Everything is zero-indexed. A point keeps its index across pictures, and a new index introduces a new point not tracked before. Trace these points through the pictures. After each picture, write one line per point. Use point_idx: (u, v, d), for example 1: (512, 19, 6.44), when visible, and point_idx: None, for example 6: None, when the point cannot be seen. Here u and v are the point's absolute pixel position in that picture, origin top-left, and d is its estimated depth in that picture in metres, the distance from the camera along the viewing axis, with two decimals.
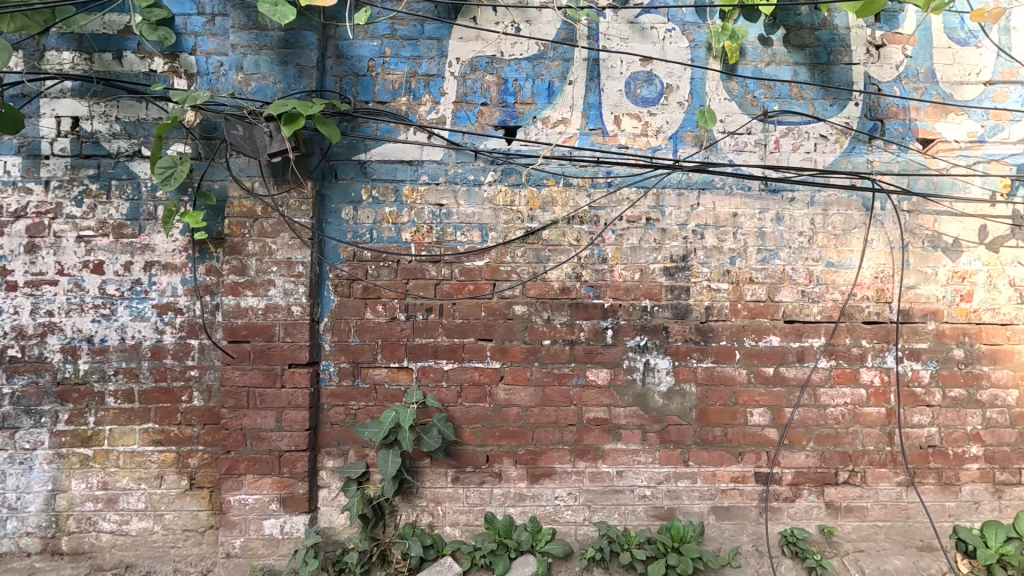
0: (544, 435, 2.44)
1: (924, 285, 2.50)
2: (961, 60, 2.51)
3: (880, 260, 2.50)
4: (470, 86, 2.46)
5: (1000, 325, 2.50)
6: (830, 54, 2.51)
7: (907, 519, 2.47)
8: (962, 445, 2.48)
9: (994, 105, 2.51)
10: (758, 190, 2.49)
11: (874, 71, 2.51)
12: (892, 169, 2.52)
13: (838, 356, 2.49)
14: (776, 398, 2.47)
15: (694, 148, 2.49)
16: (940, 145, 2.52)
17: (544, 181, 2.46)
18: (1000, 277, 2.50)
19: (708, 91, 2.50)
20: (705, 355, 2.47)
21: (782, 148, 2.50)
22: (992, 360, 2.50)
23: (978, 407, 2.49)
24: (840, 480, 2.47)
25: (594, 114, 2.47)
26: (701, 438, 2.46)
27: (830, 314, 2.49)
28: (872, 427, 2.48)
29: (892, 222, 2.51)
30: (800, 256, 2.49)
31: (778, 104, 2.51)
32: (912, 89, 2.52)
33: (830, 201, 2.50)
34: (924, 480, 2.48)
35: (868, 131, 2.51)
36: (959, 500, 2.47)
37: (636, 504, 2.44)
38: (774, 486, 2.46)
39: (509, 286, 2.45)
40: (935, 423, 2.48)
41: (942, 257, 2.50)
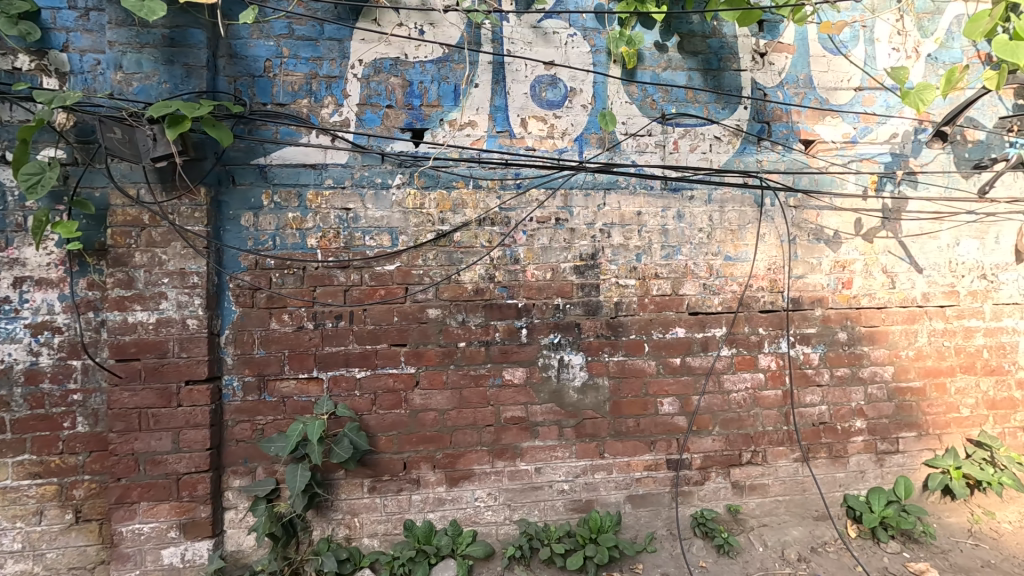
0: (462, 438, 2.44)
1: (811, 274, 2.71)
2: (835, 67, 2.74)
3: (772, 253, 2.69)
4: (374, 88, 2.42)
5: (876, 309, 2.75)
6: (721, 61, 2.67)
7: (804, 492, 2.66)
8: (848, 420, 2.71)
9: (864, 109, 2.76)
10: (660, 189, 2.60)
11: (760, 77, 2.70)
12: (778, 168, 2.71)
13: (739, 344, 2.64)
14: (684, 386, 2.59)
15: (599, 150, 2.58)
16: (820, 146, 2.74)
17: (454, 184, 2.46)
18: (875, 265, 2.75)
19: (609, 94, 2.59)
20: (615, 349, 2.55)
21: (680, 148, 2.63)
22: (871, 341, 2.74)
23: (861, 384, 2.72)
24: (744, 461, 2.63)
25: (500, 117, 2.50)
26: (616, 430, 2.54)
27: (730, 305, 2.64)
28: (771, 408, 2.65)
29: (781, 217, 2.70)
30: (700, 251, 2.63)
31: (676, 107, 2.64)
32: (794, 94, 2.72)
33: (726, 198, 2.66)
34: (817, 454, 2.68)
35: (757, 133, 2.69)
36: (847, 471, 2.70)
37: (555, 499, 2.49)
38: (684, 471, 2.58)
39: (422, 289, 2.43)
40: (825, 401, 2.69)
41: (825, 248, 2.72)
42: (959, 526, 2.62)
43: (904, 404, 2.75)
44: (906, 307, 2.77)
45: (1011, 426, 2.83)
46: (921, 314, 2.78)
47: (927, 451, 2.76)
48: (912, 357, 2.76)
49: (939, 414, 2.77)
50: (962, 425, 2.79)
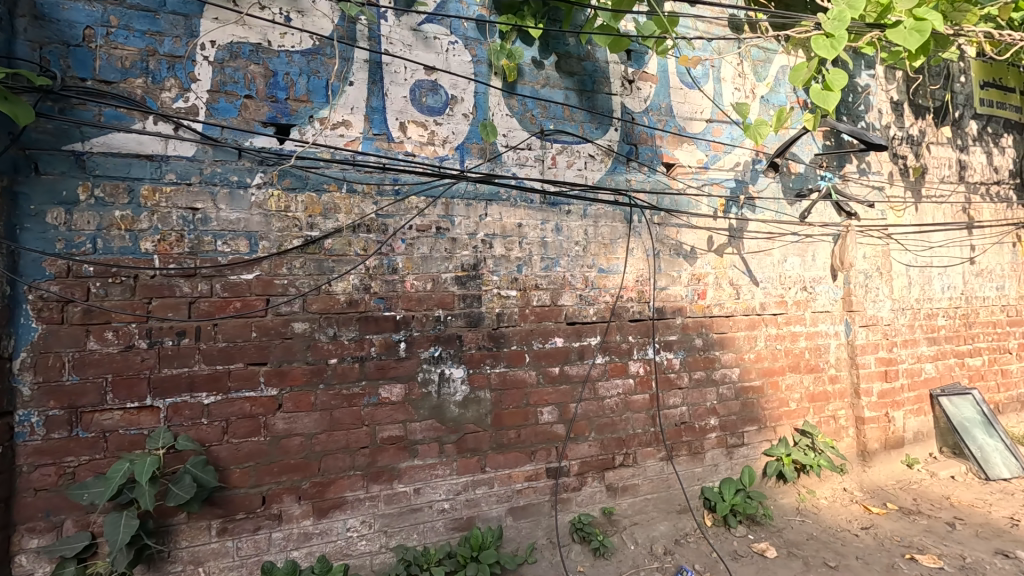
0: (333, 463, 2.23)
1: (672, 286, 2.95)
2: (690, 100, 3.05)
3: (640, 265, 2.88)
4: (229, 75, 2.15)
5: (725, 317, 3.08)
6: (594, 83, 2.82)
7: (669, 488, 2.87)
8: (704, 419, 2.99)
9: (713, 139, 3.10)
10: (539, 203, 2.66)
11: (628, 102, 2.90)
12: (645, 187, 2.92)
13: (612, 352, 2.78)
14: (562, 395, 2.65)
15: (480, 160, 2.56)
16: (679, 170, 3.01)
17: (325, 186, 2.27)
18: (723, 278, 3.09)
19: (490, 105, 2.59)
20: (497, 360, 2.53)
21: (558, 164, 2.72)
22: (721, 346, 3.06)
23: (714, 384, 3.02)
24: (617, 463, 2.76)
25: (378, 119, 2.37)
26: (497, 442, 2.52)
27: (603, 314, 2.77)
28: (639, 412, 2.83)
29: (647, 233, 2.91)
30: (576, 263, 2.73)
31: (554, 124, 2.73)
32: (657, 120, 2.97)
33: (599, 214, 2.80)
34: (679, 452, 2.91)
35: (626, 154, 2.88)
36: (704, 465, 2.97)
37: (435, 519, 2.39)
38: (563, 478, 2.64)
39: (286, 301, 2.19)
40: (685, 403, 2.94)
41: (684, 262, 2.99)
42: (789, 506, 3.02)
43: (748, 401, 3.11)
44: (749, 315, 3.14)
45: (827, 416, 3.34)
46: (759, 321, 3.17)
47: (765, 442, 3.15)
48: (754, 359, 3.13)
49: (775, 408, 3.18)
50: (791, 417, 3.23)
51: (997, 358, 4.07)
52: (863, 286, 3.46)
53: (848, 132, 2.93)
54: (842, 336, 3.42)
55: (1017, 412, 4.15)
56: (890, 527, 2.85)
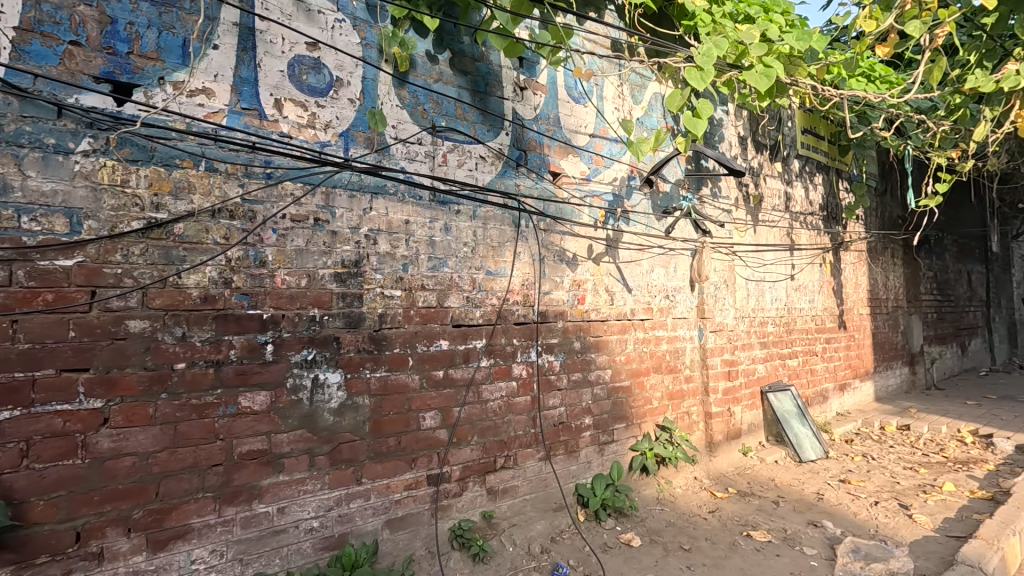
0: (175, 486, 1.91)
1: (555, 291, 3.05)
2: (576, 113, 3.19)
3: (526, 270, 2.93)
4: (49, 14, 1.75)
5: (601, 321, 3.26)
6: (487, 86, 2.81)
7: (546, 487, 2.95)
8: (580, 418, 3.13)
9: (595, 153, 3.28)
10: (428, 200, 2.56)
11: (519, 108, 2.94)
12: (532, 193, 2.98)
13: (496, 354, 2.78)
14: (445, 399, 2.58)
15: (366, 150, 2.39)
16: (564, 179, 3.12)
17: (177, 161, 1.94)
18: (601, 284, 3.27)
19: (379, 93, 2.44)
20: (378, 364, 2.38)
21: (448, 162, 2.65)
22: (597, 349, 3.23)
23: (589, 386, 3.18)
24: (498, 466, 2.76)
25: (247, 92, 2.10)
26: (375, 451, 2.36)
27: (489, 317, 2.76)
28: (521, 414, 2.86)
29: (533, 238, 2.97)
30: (464, 264, 2.68)
31: (446, 121, 2.66)
32: (546, 129, 3.05)
33: (489, 216, 2.79)
34: (556, 452, 3.01)
35: (516, 159, 2.92)
36: (578, 463, 3.11)
37: (301, 540, 2.16)
38: (444, 484, 2.56)
39: (119, 295, 1.82)
40: (563, 404, 3.05)
41: (566, 268, 3.11)
42: (651, 496, 3.28)
43: (618, 400, 3.32)
44: (621, 320, 3.36)
45: (682, 412, 3.70)
46: (630, 325, 3.41)
47: (632, 438, 3.39)
48: (624, 361, 3.36)
49: (640, 406, 3.44)
50: (653, 414, 3.52)
51: (808, 359, 4.88)
52: (713, 296, 3.92)
53: (714, 156, 3.47)
54: (696, 340, 3.83)
55: (820, 405, 5.00)
56: (730, 509, 3.23)
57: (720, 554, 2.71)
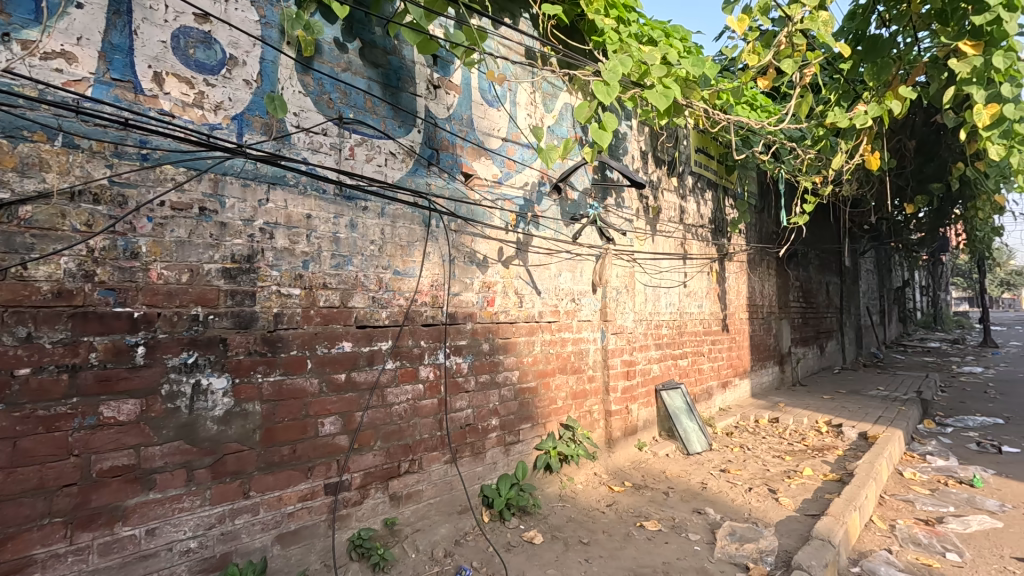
0: (14, 512, 1.64)
1: (465, 292, 3.04)
2: (489, 116, 3.21)
3: (435, 270, 2.88)
4: None
5: (510, 323, 3.30)
6: (399, 81, 2.74)
7: (451, 490, 2.92)
8: (486, 419, 3.15)
9: (507, 157, 3.32)
10: (333, 194, 2.43)
11: (432, 107, 2.90)
12: (444, 193, 2.95)
13: (403, 356, 2.71)
14: (347, 404, 2.47)
15: (263, 137, 2.22)
16: (476, 181, 3.12)
17: (26, 133, 1.70)
18: (510, 287, 3.31)
19: (280, 77, 2.28)
20: (272, 368, 2.21)
21: (355, 156, 2.54)
22: (505, 350, 3.26)
23: (497, 387, 3.21)
24: (402, 471, 2.69)
25: (120, 61, 1.87)
26: (266, 462, 2.19)
27: (396, 318, 2.68)
28: (427, 417, 2.81)
29: (443, 239, 2.93)
30: (370, 263, 2.58)
31: (353, 113, 2.54)
32: (458, 130, 3.04)
33: (398, 214, 2.71)
34: (462, 454, 3.00)
35: (427, 158, 2.87)
36: (484, 464, 3.12)
37: (175, 564, 1.95)
38: (343, 493, 2.44)
39: None
40: (470, 405, 3.05)
41: (476, 270, 3.11)
42: (553, 493, 3.38)
43: (524, 401, 3.38)
44: (529, 322, 3.43)
45: (585, 411, 3.86)
46: (537, 327, 3.49)
47: (537, 437, 3.47)
48: (531, 362, 3.43)
49: (545, 406, 3.53)
50: (558, 413, 3.64)
51: (696, 359, 5.32)
52: (615, 300, 4.13)
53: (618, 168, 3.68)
54: (599, 342, 4.01)
55: (706, 401, 5.47)
56: (626, 501, 3.42)
57: (615, 545, 2.84)
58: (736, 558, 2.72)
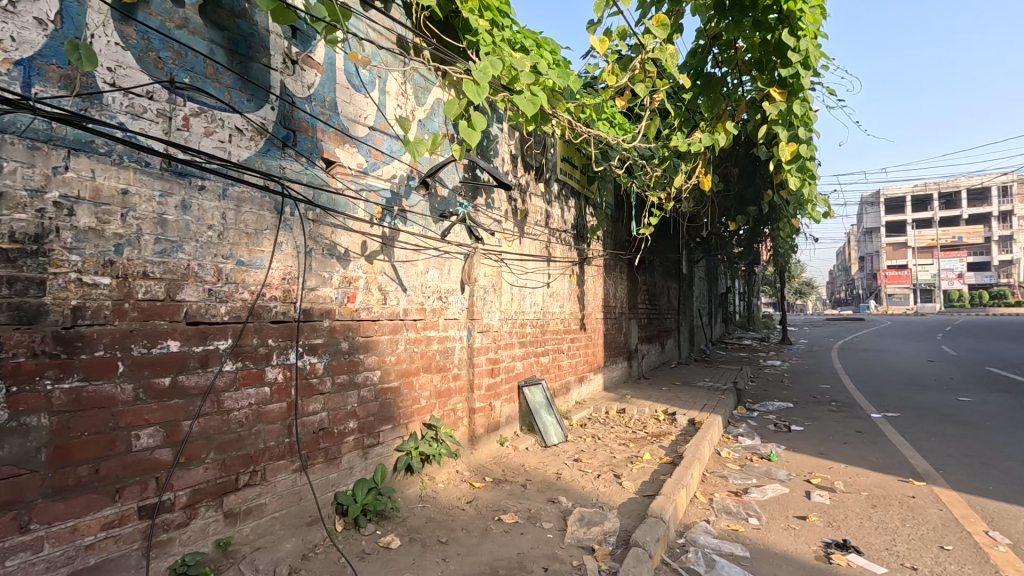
0: None
1: (322, 287, 2.82)
2: (355, 102, 3.04)
3: (288, 262, 2.64)
4: None
5: (372, 321, 3.15)
6: (250, 49, 2.46)
7: (300, 501, 2.70)
8: (343, 423, 2.97)
9: (374, 147, 3.17)
10: (159, 169, 2.10)
11: (289, 83, 2.64)
12: (300, 179, 2.71)
13: (245, 357, 2.43)
14: (170, 412, 2.14)
15: (61, 92, 1.86)
16: (339, 169, 2.93)
17: None
18: (373, 283, 3.16)
19: (88, 23, 1.92)
20: (66, 373, 1.83)
21: (191, 127, 2.22)
22: (366, 349, 3.10)
23: (356, 388, 3.04)
24: (241, 485, 2.42)
25: None
26: (55, 487, 1.82)
27: (238, 315, 2.40)
28: (273, 423, 2.56)
29: (299, 229, 2.70)
30: (206, 251, 2.27)
31: (190, 78, 2.22)
32: (320, 112, 2.82)
33: (243, 198, 2.43)
34: (314, 461, 2.79)
35: (282, 139, 2.61)
36: (339, 470, 2.94)
37: None
38: (163, 516, 2.12)
39: None
40: (324, 408, 2.85)
41: (336, 263, 2.91)
42: (413, 495, 3.31)
43: (385, 402, 3.26)
44: (392, 320, 3.31)
45: (448, 409, 3.85)
46: (402, 326, 3.38)
47: (398, 439, 3.37)
48: (394, 361, 3.31)
49: (408, 406, 3.44)
50: (420, 413, 3.57)
51: (557, 356, 5.62)
52: (482, 299, 4.19)
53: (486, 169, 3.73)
54: (465, 340, 4.03)
55: (564, 396, 5.82)
56: (486, 497, 3.48)
57: (473, 541, 2.87)
58: (583, 542, 2.92)
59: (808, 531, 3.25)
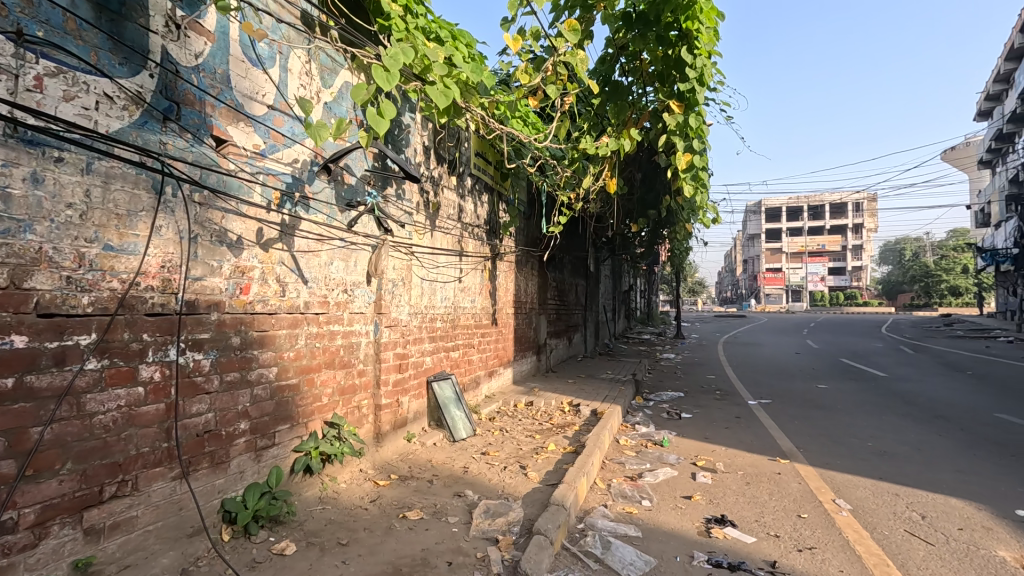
0: None
1: (209, 277, 2.58)
2: (251, 77, 2.81)
3: (168, 248, 2.39)
4: None
5: (268, 315, 2.93)
6: (122, 7, 2.20)
7: (180, 511, 2.47)
8: (232, 424, 2.75)
9: (274, 128, 2.95)
10: (2, 134, 1.83)
11: (172, 49, 2.39)
12: (185, 157, 2.46)
13: (113, 354, 2.16)
14: (14, 418, 1.86)
15: None
16: (231, 148, 2.69)
17: None
18: (270, 273, 2.95)
19: None
20: None
21: (45, 88, 1.95)
22: (260, 345, 2.89)
23: (248, 386, 2.82)
24: (106, 497, 2.16)
25: None
26: None
27: (105, 306, 2.13)
28: (148, 427, 2.31)
29: (182, 212, 2.45)
30: (63, 232, 2.01)
31: (44, 32, 1.94)
32: (209, 85, 2.58)
33: (112, 174, 2.17)
34: (197, 467, 2.56)
35: (162, 111, 2.35)
36: (227, 475, 2.72)
37: None
38: (4, 537, 1.86)
39: None
40: (211, 409, 2.62)
41: (226, 251, 2.68)
42: (312, 497, 3.15)
43: (282, 400, 3.06)
44: (292, 313, 3.11)
45: (353, 406, 3.70)
46: (302, 320, 3.19)
47: (296, 439, 3.19)
48: (292, 357, 3.12)
49: (307, 404, 3.26)
50: (322, 411, 3.40)
51: (467, 351, 5.63)
52: (390, 293, 4.07)
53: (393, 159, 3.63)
54: (371, 335, 3.90)
55: (473, 390, 5.84)
56: (390, 495, 3.40)
57: (375, 541, 2.79)
58: (488, 533, 2.96)
59: (692, 509, 3.56)
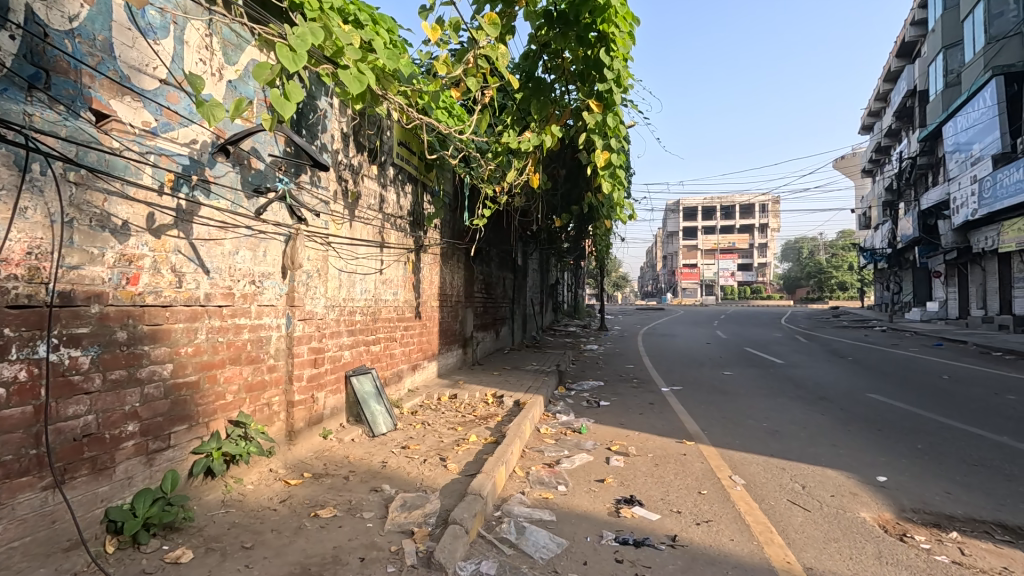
0: None
1: (88, 266, 2.35)
2: (140, 47, 2.58)
3: (35, 233, 2.16)
4: None
5: (161, 307, 2.71)
6: None
7: (52, 524, 2.26)
8: (119, 425, 2.52)
9: (167, 105, 2.71)
10: None
11: (39, 10, 2.16)
12: (56, 131, 2.23)
13: None
14: None
15: None
16: (115, 124, 2.45)
17: None
18: (164, 262, 2.72)
19: None
20: None
21: None
22: (152, 340, 2.66)
23: (137, 385, 2.59)
24: None
25: None
26: None
27: None
28: (11, 432, 2.08)
29: (53, 192, 2.22)
30: None
31: None
32: (87, 53, 2.34)
33: None
34: (74, 474, 2.34)
35: (27, 78, 2.12)
36: (111, 482, 2.50)
37: None
38: None
39: None
40: (91, 410, 2.38)
41: (109, 238, 2.45)
42: (214, 500, 2.97)
43: (179, 399, 2.85)
44: (190, 305, 2.88)
45: (261, 404, 3.51)
46: (202, 312, 2.97)
47: (195, 440, 2.98)
48: (191, 353, 2.90)
49: (208, 403, 3.05)
50: (225, 409, 3.20)
51: (388, 345, 5.52)
52: (304, 285, 3.89)
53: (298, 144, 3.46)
54: (283, 328, 3.71)
55: (395, 384, 5.74)
56: (302, 494, 3.27)
57: (283, 542, 2.68)
58: (403, 526, 2.94)
59: (605, 491, 3.74)
